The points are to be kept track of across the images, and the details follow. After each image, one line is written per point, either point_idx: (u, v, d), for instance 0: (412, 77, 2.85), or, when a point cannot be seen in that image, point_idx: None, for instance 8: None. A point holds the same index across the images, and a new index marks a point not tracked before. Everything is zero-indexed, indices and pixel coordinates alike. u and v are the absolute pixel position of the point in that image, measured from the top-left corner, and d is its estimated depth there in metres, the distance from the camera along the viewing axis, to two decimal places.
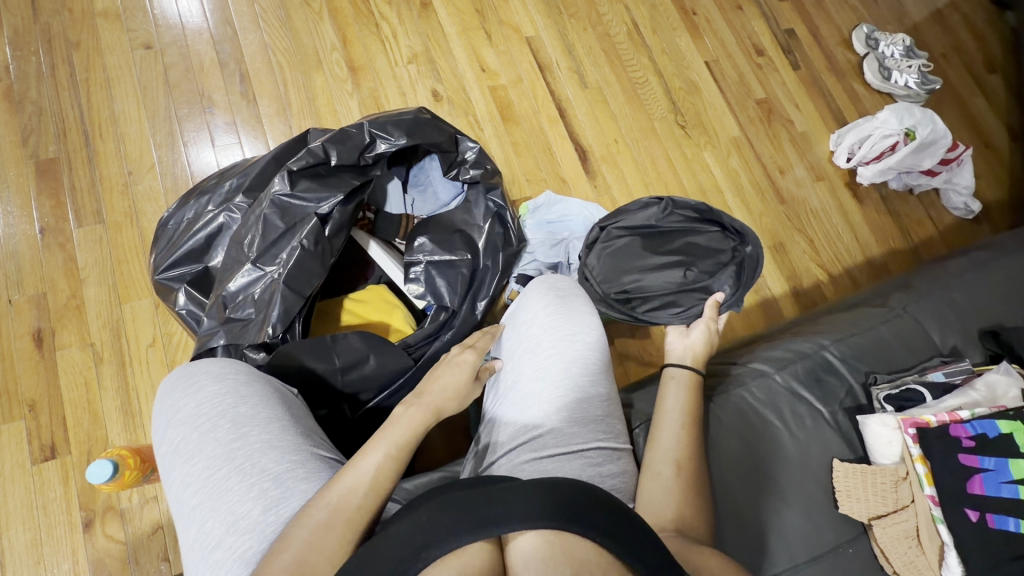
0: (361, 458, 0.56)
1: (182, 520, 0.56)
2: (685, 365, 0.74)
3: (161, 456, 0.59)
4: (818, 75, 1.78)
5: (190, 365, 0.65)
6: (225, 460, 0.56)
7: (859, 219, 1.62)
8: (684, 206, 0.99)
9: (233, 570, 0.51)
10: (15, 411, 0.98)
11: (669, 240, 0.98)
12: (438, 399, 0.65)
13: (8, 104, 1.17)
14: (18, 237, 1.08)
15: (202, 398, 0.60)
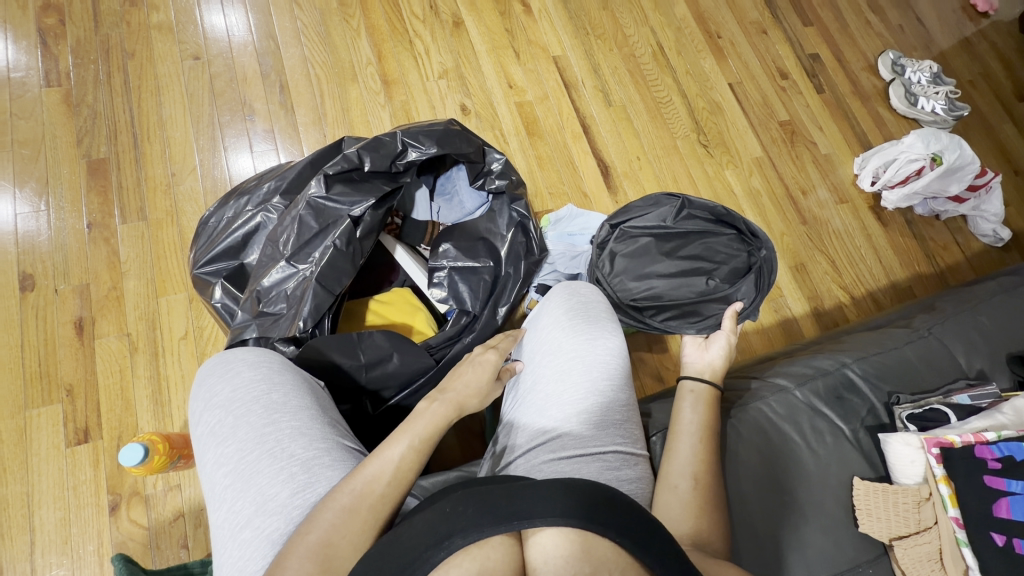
0: (387, 446, 0.58)
1: (213, 499, 0.58)
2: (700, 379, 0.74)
3: (196, 438, 0.62)
4: (842, 99, 1.78)
5: (224, 353, 0.68)
6: (256, 444, 0.58)
7: (883, 241, 1.61)
8: (697, 209, 1.00)
9: (260, 550, 0.53)
10: (54, 394, 1.02)
11: (684, 244, 0.99)
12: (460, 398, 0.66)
13: (66, 107, 1.25)
14: (67, 230, 1.14)
15: (237, 383, 0.63)
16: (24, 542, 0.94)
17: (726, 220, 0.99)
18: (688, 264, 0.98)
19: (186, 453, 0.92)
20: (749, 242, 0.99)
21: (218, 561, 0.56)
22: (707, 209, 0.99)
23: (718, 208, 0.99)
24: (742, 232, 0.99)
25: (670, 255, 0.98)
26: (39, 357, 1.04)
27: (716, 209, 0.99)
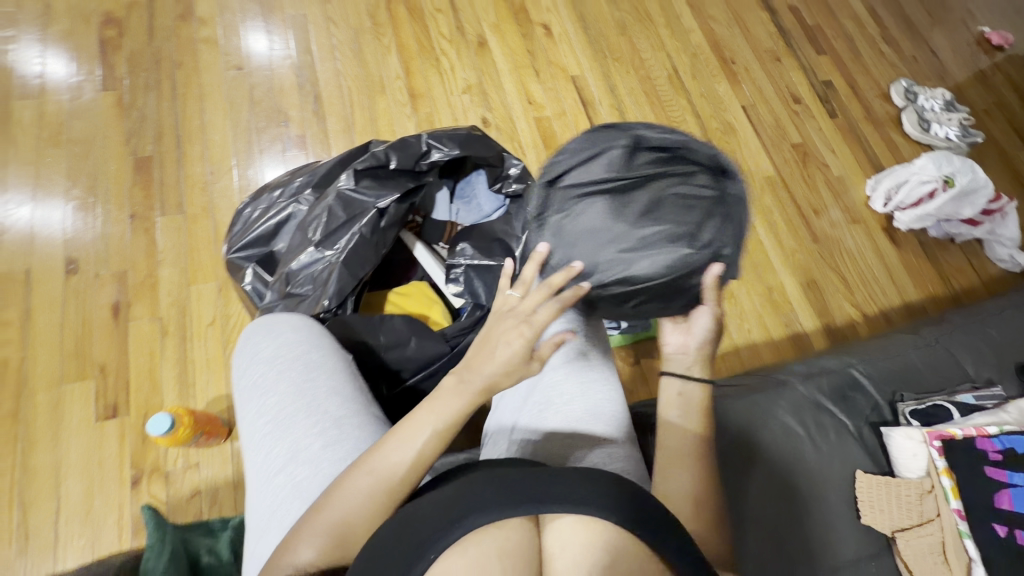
0: (409, 429, 0.59)
1: (253, 441, 0.65)
2: (688, 375, 0.69)
3: (241, 386, 0.69)
4: (855, 124, 1.82)
5: (269, 317, 0.74)
6: (295, 398, 0.64)
7: (896, 262, 1.61)
8: (637, 142, 0.69)
9: (291, 494, 0.59)
10: (88, 371, 1.08)
11: (634, 188, 0.67)
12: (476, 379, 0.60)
13: (118, 109, 1.34)
14: (111, 220, 1.22)
15: (280, 344, 0.69)
16: (49, 511, 0.97)
17: (680, 156, 0.68)
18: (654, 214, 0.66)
19: (208, 429, 0.96)
20: (714, 187, 0.67)
21: (255, 496, 0.63)
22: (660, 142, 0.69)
23: (627, 136, 0.69)
24: (707, 174, 0.68)
25: (613, 202, 0.67)
26: (77, 336, 1.10)
27: (651, 140, 0.69)
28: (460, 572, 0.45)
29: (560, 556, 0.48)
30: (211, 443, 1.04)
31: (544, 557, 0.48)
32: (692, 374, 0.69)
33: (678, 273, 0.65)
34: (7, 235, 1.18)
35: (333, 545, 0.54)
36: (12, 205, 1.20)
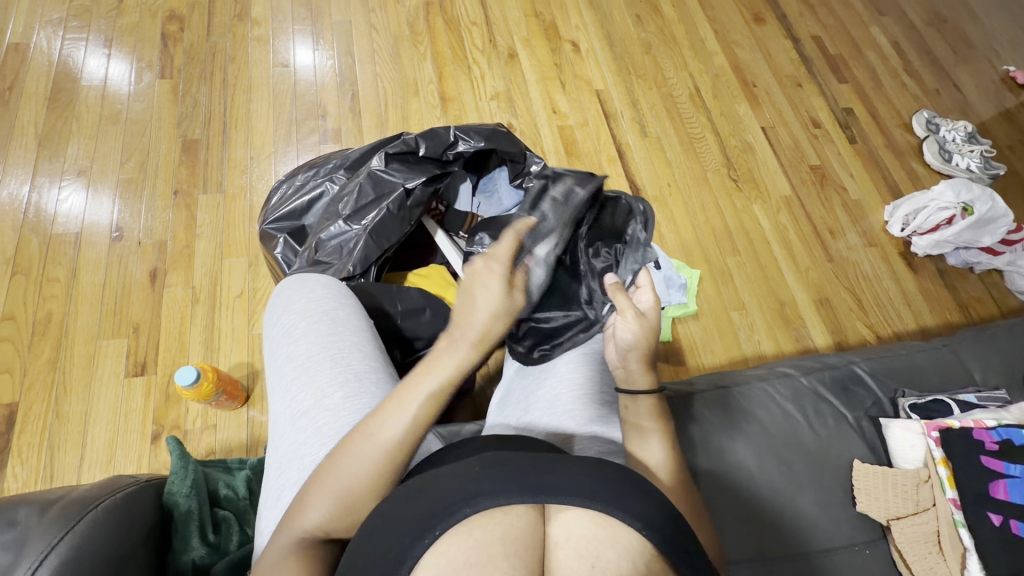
0: (404, 397, 0.60)
1: (280, 385, 0.69)
2: (630, 390, 0.69)
3: (272, 334, 0.74)
4: (875, 151, 1.84)
5: (303, 274, 0.79)
6: (323, 347, 0.69)
7: (914, 288, 1.61)
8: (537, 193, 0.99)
9: (312, 437, 0.63)
10: (122, 330, 1.15)
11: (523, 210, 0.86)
12: (465, 339, 0.64)
13: (173, 95, 1.45)
14: (157, 194, 1.31)
15: (310, 298, 0.74)
16: (74, 456, 1.03)
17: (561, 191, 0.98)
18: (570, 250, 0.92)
19: (228, 389, 1.05)
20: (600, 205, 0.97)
21: (277, 437, 0.67)
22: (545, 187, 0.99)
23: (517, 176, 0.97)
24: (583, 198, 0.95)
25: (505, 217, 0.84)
26: (116, 297, 1.18)
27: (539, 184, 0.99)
28: (462, 558, 0.42)
29: (566, 546, 0.44)
30: (229, 406, 1.08)
31: (547, 550, 0.44)
32: (636, 386, 0.69)
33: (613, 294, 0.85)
34: (61, 201, 1.27)
35: (330, 516, 0.56)
36: (69, 174, 1.30)
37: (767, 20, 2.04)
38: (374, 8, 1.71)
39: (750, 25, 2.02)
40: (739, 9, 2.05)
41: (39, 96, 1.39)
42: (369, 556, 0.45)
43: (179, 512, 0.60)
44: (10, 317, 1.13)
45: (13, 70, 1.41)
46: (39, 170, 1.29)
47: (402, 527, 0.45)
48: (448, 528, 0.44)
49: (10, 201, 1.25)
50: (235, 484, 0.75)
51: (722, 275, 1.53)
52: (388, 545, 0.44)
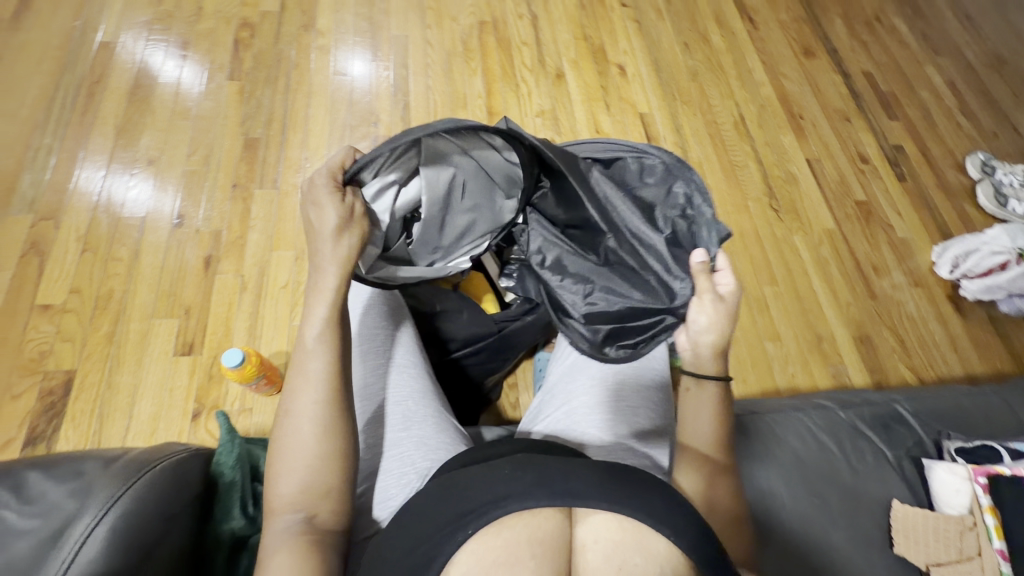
0: (303, 364, 0.62)
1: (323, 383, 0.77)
2: (698, 376, 0.70)
3: None
4: (925, 191, 1.79)
5: None
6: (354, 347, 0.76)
7: (962, 333, 1.55)
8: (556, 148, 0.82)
9: None
10: (175, 311, 1.22)
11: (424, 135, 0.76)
12: (327, 269, 0.65)
13: (240, 97, 1.54)
14: (217, 187, 1.39)
15: (360, 295, 0.83)
16: (122, 425, 1.09)
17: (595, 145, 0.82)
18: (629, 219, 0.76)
19: (268, 375, 1.10)
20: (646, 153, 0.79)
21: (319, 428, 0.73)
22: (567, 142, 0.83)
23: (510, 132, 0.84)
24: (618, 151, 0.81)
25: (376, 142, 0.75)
26: (172, 279, 1.25)
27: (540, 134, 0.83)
28: (491, 554, 0.42)
29: (595, 549, 0.44)
30: (267, 392, 1.13)
31: (576, 554, 0.44)
32: (705, 374, 0.70)
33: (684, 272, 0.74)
34: (132, 187, 1.36)
35: (299, 494, 0.57)
36: (140, 163, 1.39)
37: (817, 53, 2.03)
38: (431, 24, 1.79)
39: (799, 57, 2.01)
40: (788, 42, 2.05)
41: (121, 90, 1.50)
42: (400, 542, 0.47)
43: (223, 482, 0.62)
44: (76, 291, 1.21)
45: (101, 66, 1.53)
46: (115, 158, 1.39)
47: (435, 520, 0.46)
48: (481, 525, 0.44)
49: (86, 184, 1.35)
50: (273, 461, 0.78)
51: (758, 305, 1.50)
52: (419, 533, 0.46)
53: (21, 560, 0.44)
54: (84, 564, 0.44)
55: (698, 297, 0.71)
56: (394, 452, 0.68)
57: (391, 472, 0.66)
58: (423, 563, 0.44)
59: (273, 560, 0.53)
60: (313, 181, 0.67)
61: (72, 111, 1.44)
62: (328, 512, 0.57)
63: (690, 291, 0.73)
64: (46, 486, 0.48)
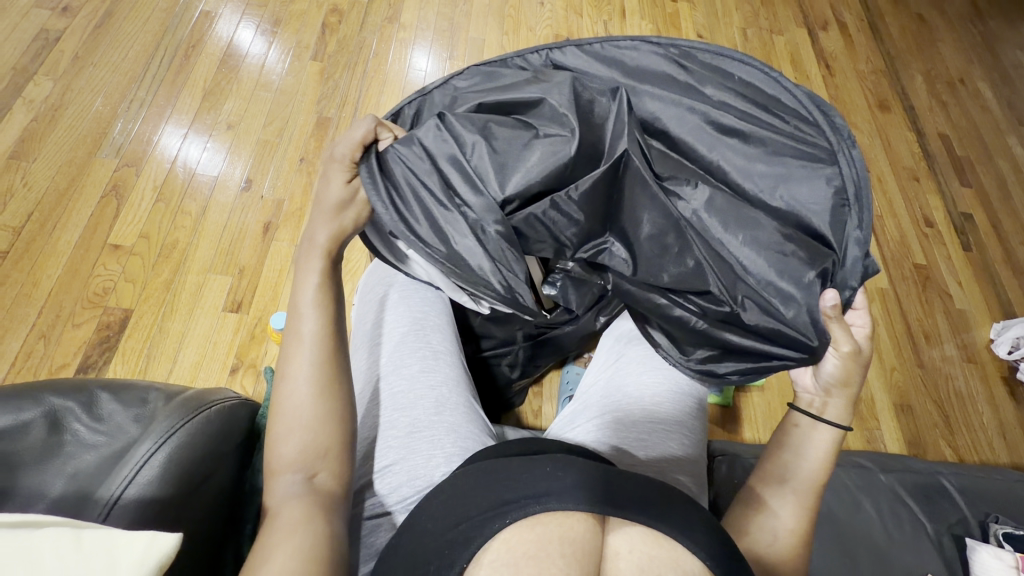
0: (298, 322, 0.63)
1: (364, 360, 0.80)
2: (816, 416, 0.69)
3: (359, 326, 0.87)
4: (991, 264, 1.71)
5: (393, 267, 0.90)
6: (400, 329, 0.81)
7: (1013, 419, 1.46)
8: (721, 107, 0.76)
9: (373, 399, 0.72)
10: (230, 269, 1.27)
11: (501, 75, 0.81)
12: (319, 233, 0.69)
13: (320, 77, 1.60)
14: (286, 160, 1.44)
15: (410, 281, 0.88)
16: (165, 368, 1.15)
17: (771, 107, 0.75)
18: (762, 263, 0.73)
19: None
20: (822, 138, 0.73)
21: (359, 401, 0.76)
22: (736, 90, 0.76)
23: (671, 48, 0.79)
24: (793, 127, 0.74)
25: (462, 80, 0.81)
26: (232, 238, 1.31)
27: (708, 77, 0.77)
28: (523, 543, 0.43)
29: (627, 559, 0.43)
30: None
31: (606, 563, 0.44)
32: (823, 417, 0.69)
33: (814, 319, 0.70)
34: (209, 148, 1.44)
35: (299, 454, 0.56)
36: (220, 128, 1.47)
37: (892, 108, 1.98)
38: (508, 32, 1.82)
39: (873, 110, 1.96)
40: (864, 93, 2.00)
41: (214, 57, 1.59)
42: (437, 517, 0.48)
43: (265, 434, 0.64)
44: (144, 237, 1.29)
45: (199, 33, 1.63)
46: (198, 119, 1.48)
47: (469, 504, 0.47)
48: (518, 517, 0.44)
49: (168, 139, 1.43)
50: None
51: None
52: (459, 511, 0.46)
53: (89, 470, 0.49)
54: (142, 484, 0.48)
55: (832, 347, 0.69)
56: (424, 433, 0.69)
57: (420, 453, 0.67)
58: (460, 542, 0.44)
59: (277, 524, 0.51)
60: (332, 155, 0.72)
61: (167, 71, 1.54)
62: (327, 476, 0.56)
63: (824, 342, 0.69)
64: (113, 406, 0.53)
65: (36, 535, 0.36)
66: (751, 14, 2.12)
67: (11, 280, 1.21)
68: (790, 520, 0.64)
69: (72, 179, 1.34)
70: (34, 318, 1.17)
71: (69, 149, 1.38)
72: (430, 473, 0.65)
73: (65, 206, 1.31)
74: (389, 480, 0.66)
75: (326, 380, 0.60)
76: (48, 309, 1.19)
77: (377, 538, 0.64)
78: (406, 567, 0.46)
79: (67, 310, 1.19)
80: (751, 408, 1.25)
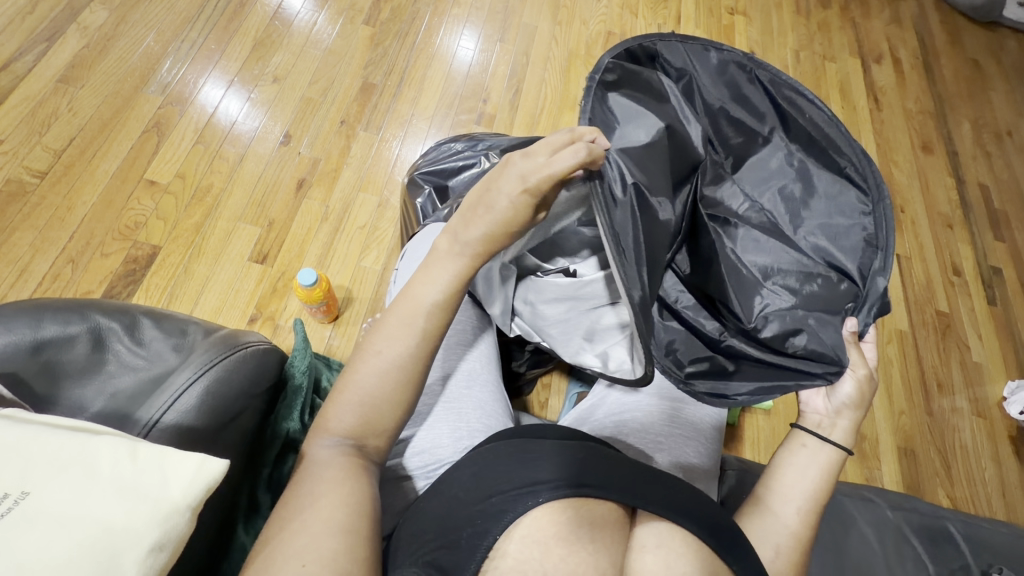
0: (411, 299, 0.61)
1: None
2: (824, 436, 0.70)
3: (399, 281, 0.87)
4: (1014, 322, 1.69)
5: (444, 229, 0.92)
6: None
7: (1015, 479, 1.44)
8: (781, 150, 0.79)
9: None
10: (260, 221, 1.28)
11: (625, 78, 0.73)
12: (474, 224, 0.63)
13: (370, 42, 1.59)
14: (326, 121, 1.44)
15: None
16: (185, 309, 1.16)
17: (828, 149, 0.75)
18: (785, 292, 0.76)
19: (329, 304, 1.16)
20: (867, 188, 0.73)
21: None
22: (806, 126, 0.76)
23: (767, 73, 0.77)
24: (844, 175, 0.75)
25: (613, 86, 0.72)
26: (265, 191, 1.32)
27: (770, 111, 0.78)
28: (553, 526, 0.44)
29: (653, 553, 0.45)
30: (320, 318, 1.18)
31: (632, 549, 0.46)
32: (830, 438, 0.70)
33: (837, 343, 0.70)
34: (251, 101, 1.43)
35: (355, 420, 0.57)
36: (265, 80, 1.47)
37: (935, 150, 1.95)
38: (561, 22, 1.79)
39: (916, 151, 1.93)
40: (909, 132, 1.97)
41: (267, 10, 1.58)
42: (467, 488, 0.48)
43: (292, 384, 0.64)
44: (180, 176, 1.30)
45: None
46: (245, 68, 1.48)
47: (497, 481, 0.47)
48: (549, 498, 0.45)
49: (212, 86, 1.43)
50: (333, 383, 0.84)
51: None
52: (490, 485, 0.47)
53: (127, 392, 0.50)
54: (179, 412, 0.49)
55: (849, 368, 0.71)
56: (453, 405, 0.70)
57: (448, 424, 0.67)
58: (492, 514, 0.45)
59: (314, 476, 0.52)
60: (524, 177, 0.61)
61: (220, 16, 1.54)
62: (375, 446, 0.57)
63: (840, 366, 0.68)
64: (153, 333, 0.54)
65: (94, 441, 0.37)
66: (807, 38, 2.09)
67: (46, 203, 1.22)
68: (800, 542, 0.64)
69: (116, 111, 1.35)
70: (65, 242, 1.19)
71: (115, 81, 1.39)
72: (454, 443, 0.66)
73: (107, 135, 1.32)
74: (412, 445, 0.67)
75: (406, 372, 0.58)
76: (79, 235, 1.20)
77: (392, 502, 0.64)
78: (434, 531, 0.47)
79: (97, 239, 1.20)
80: (757, 431, 1.25)
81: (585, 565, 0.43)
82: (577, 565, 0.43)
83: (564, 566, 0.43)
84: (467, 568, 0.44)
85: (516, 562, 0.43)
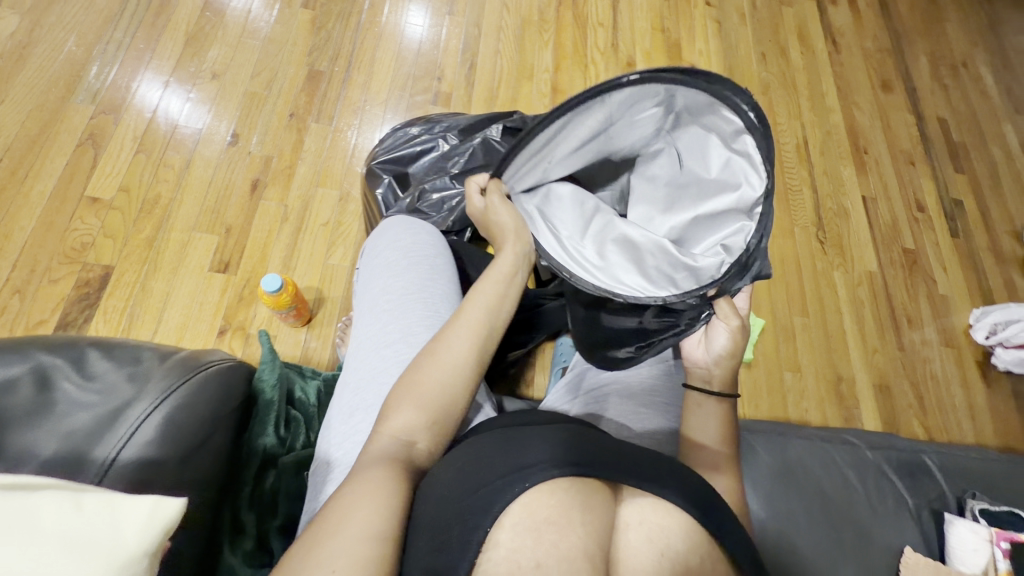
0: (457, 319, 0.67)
1: (372, 317, 0.76)
2: (708, 389, 0.69)
3: (368, 276, 0.82)
4: (976, 252, 1.74)
5: (400, 219, 0.89)
6: (407, 293, 0.76)
7: (983, 401, 1.51)
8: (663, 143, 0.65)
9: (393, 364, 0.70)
10: (215, 228, 1.22)
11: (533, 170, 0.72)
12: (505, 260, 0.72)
13: (311, 27, 1.50)
14: (274, 115, 1.37)
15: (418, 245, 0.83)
16: (150, 329, 1.12)
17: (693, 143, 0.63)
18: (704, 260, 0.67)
19: (298, 307, 1.12)
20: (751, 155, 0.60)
21: (364, 360, 0.72)
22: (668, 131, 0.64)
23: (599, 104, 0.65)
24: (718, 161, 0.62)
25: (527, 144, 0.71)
26: (217, 197, 1.26)
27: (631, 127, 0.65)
28: (544, 515, 0.43)
29: (636, 529, 0.45)
30: (292, 322, 1.15)
31: (615, 528, 0.45)
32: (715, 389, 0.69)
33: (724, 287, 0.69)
34: (191, 101, 1.35)
35: (411, 422, 0.60)
36: (203, 77, 1.38)
37: (894, 88, 1.96)
38: None
39: (876, 91, 1.94)
40: (867, 73, 1.97)
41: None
42: (454, 485, 0.48)
43: (262, 399, 0.65)
44: (124, 190, 1.23)
45: None
46: (179, 67, 1.38)
47: (490, 473, 0.46)
48: (539, 480, 0.44)
49: (147, 88, 1.34)
50: (308, 390, 0.81)
51: (785, 333, 1.49)
52: (480, 477, 0.46)
53: (83, 428, 0.47)
54: (140, 446, 0.48)
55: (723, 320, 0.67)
56: None
57: None
58: (481, 507, 0.44)
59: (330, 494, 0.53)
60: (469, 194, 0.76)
61: (146, 10, 1.43)
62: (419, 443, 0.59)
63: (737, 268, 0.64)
64: (105, 366, 0.52)
65: (34, 497, 0.36)
66: None
67: None
68: None
69: (43, 126, 1.26)
70: (7, 271, 1.12)
71: (40, 92, 1.29)
72: None
73: (37, 152, 1.23)
74: None
75: (462, 377, 0.64)
76: (22, 263, 1.13)
77: None
78: (428, 547, 0.45)
79: (42, 264, 1.13)
80: None
81: (577, 550, 0.42)
82: (567, 549, 0.42)
83: (555, 552, 0.41)
84: (460, 566, 0.42)
85: (509, 551, 0.41)
